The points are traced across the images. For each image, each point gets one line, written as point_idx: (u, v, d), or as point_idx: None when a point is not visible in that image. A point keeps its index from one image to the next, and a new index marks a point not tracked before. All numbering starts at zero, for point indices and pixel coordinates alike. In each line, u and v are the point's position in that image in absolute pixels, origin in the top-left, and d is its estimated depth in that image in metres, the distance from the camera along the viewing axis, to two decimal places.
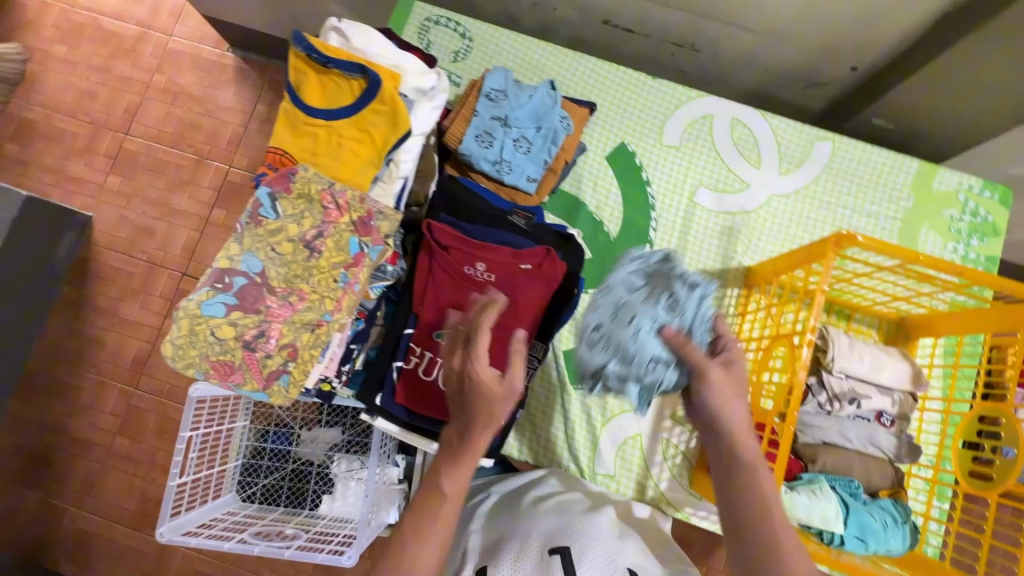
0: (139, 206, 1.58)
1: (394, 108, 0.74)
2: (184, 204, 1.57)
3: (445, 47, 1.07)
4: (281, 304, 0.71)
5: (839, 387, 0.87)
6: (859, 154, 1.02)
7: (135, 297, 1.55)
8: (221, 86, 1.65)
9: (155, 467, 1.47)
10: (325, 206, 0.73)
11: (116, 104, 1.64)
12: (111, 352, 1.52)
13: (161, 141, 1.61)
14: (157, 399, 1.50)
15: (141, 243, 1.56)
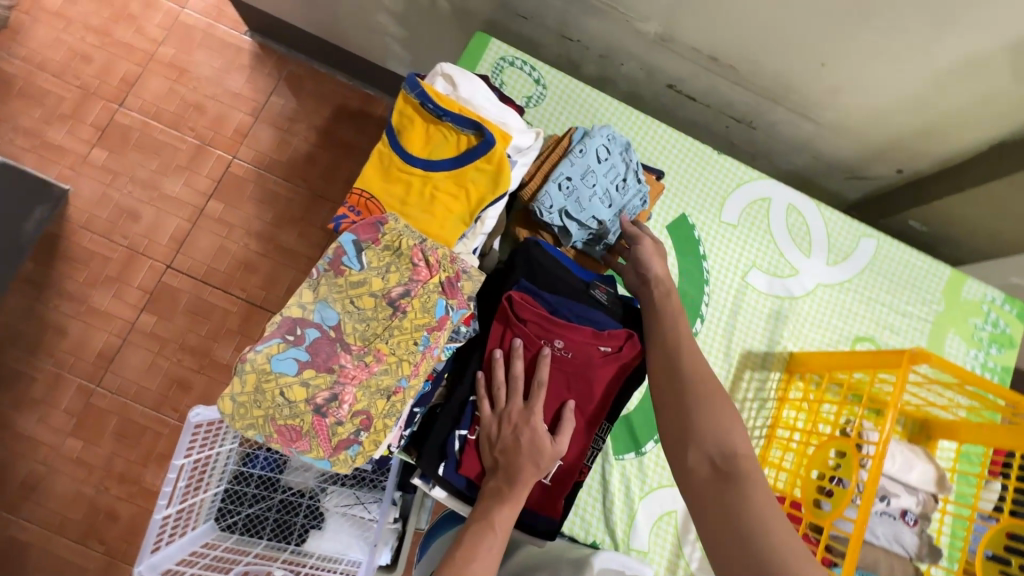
0: (124, 187, 1.40)
1: (497, 170, 0.70)
2: (178, 191, 1.41)
3: (517, 90, 1.04)
4: (356, 364, 0.65)
5: None
6: (900, 254, 1.07)
7: (108, 285, 1.36)
8: (234, 70, 1.49)
9: (109, 481, 1.29)
10: (414, 263, 0.68)
11: (112, 71, 1.45)
12: (71, 348, 1.33)
13: (159, 120, 1.44)
14: (121, 407, 1.32)
15: (125, 227, 1.39)
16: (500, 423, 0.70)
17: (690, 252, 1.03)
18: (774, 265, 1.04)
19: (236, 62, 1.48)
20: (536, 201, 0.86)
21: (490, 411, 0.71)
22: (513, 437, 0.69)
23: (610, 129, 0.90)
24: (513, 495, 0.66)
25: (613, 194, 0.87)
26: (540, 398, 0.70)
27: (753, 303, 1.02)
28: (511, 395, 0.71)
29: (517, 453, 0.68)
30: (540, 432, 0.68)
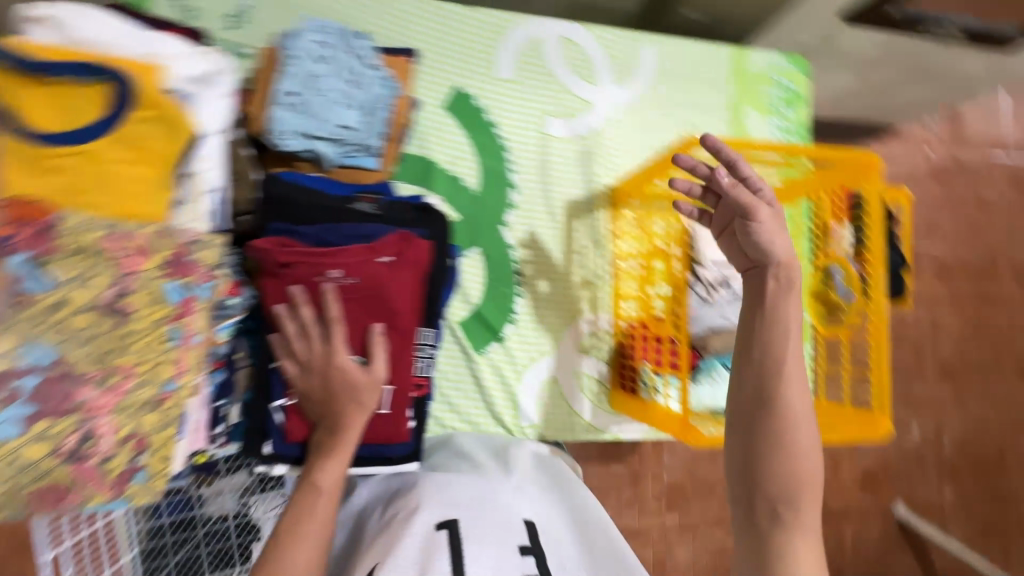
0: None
1: (165, 111, 0.58)
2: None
3: (216, 9, 0.83)
4: (102, 392, 0.55)
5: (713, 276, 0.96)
6: (682, 50, 1.04)
7: None
8: None
9: None
10: (115, 255, 0.56)
11: None
12: None
13: None
14: None
15: None
16: (307, 374, 0.65)
17: (478, 124, 0.95)
18: (566, 106, 1.00)
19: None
20: (269, 132, 0.74)
21: (295, 368, 0.66)
22: (323, 384, 0.65)
23: (322, 21, 0.78)
24: (334, 447, 0.64)
25: (351, 92, 0.77)
26: (339, 335, 0.65)
27: (558, 153, 0.99)
28: (309, 342, 0.65)
29: (337, 392, 0.64)
30: (347, 367, 0.64)
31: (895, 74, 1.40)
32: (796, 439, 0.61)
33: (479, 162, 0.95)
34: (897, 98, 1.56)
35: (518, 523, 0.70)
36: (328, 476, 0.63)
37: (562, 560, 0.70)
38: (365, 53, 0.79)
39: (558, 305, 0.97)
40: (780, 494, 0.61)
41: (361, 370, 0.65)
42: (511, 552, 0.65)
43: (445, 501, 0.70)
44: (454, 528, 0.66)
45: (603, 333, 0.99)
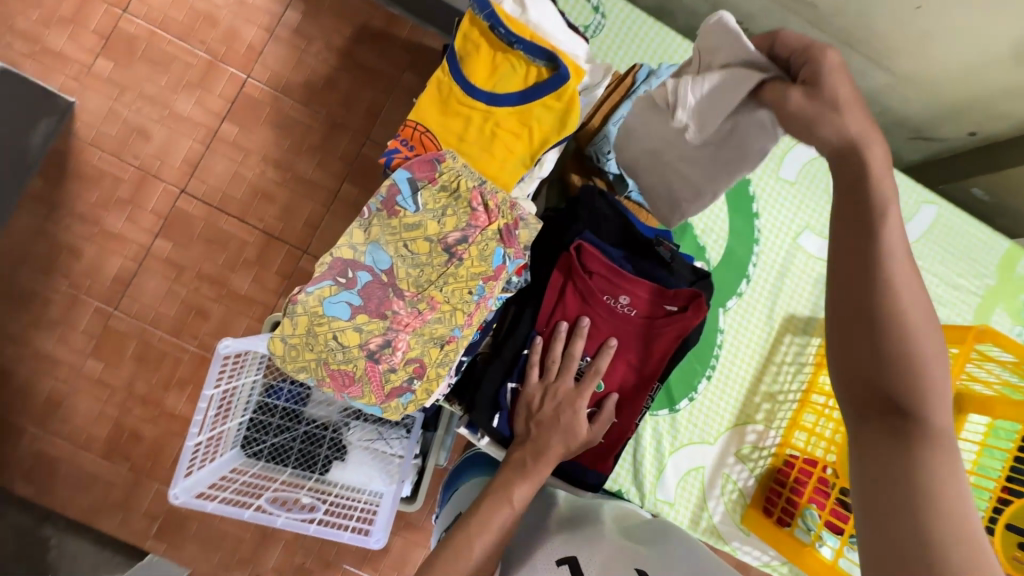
0: (126, 104, 1.12)
1: (567, 108, 0.63)
2: (189, 111, 1.13)
3: (573, 18, 0.93)
4: (409, 311, 0.62)
5: None
6: (959, 223, 1.02)
7: (118, 205, 1.12)
8: None
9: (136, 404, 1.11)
10: (473, 207, 0.63)
11: None
12: (89, 266, 1.11)
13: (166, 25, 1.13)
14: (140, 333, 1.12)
15: (132, 145, 1.13)
16: (545, 392, 0.68)
17: (742, 209, 0.98)
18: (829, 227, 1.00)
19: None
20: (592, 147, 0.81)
21: (537, 379, 0.69)
22: (553, 413, 0.67)
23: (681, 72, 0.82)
24: (531, 470, 0.65)
25: None
26: (588, 385, 0.68)
27: (801, 266, 0.99)
28: (564, 365, 0.68)
29: (563, 423, 0.66)
30: (581, 415, 0.67)
31: None
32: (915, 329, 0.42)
33: (728, 243, 0.97)
34: None
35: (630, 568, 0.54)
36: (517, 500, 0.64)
37: None
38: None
39: (737, 403, 0.97)
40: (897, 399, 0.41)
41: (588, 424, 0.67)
42: None
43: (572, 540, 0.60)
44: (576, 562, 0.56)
45: (765, 450, 0.97)
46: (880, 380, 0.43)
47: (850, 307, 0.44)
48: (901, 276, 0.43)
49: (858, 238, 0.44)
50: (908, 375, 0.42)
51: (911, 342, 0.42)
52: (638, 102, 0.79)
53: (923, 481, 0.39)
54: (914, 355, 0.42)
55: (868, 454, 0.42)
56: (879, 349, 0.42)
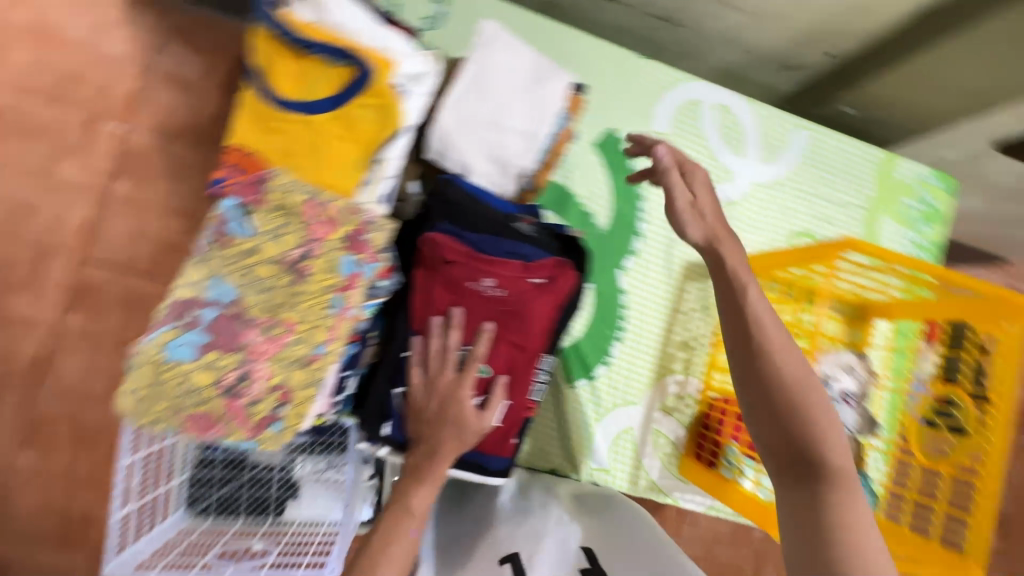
0: (4, 180, 1.02)
1: (383, 102, 0.63)
2: (72, 174, 1.04)
3: (416, 11, 0.92)
4: (264, 338, 0.60)
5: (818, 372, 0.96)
6: (835, 142, 1.04)
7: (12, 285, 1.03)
8: None
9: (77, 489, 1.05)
10: (309, 221, 0.62)
11: None
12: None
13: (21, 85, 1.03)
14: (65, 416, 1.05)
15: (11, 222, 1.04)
16: (429, 389, 0.67)
17: (621, 169, 0.98)
18: (709, 170, 1.01)
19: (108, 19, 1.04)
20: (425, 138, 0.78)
21: (419, 378, 0.68)
22: (439, 408, 0.66)
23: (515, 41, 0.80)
24: (428, 471, 0.64)
25: (525, 115, 0.80)
26: (470, 373, 0.67)
27: None
28: (445, 361, 0.67)
29: (450, 416, 0.66)
30: (467, 408, 0.66)
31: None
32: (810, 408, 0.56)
33: (614, 205, 0.98)
34: None
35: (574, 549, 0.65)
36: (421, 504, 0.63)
37: None
38: (551, 79, 0.81)
39: (653, 358, 0.98)
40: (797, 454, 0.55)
41: (477, 413, 0.66)
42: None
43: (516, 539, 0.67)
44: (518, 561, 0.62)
45: (690, 399, 0.98)
46: (793, 440, 0.55)
47: (765, 407, 0.57)
48: (789, 366, 0.58)
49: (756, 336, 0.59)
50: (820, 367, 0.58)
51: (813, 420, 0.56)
52: (470, 86, 0.78)
53: (830, 515, 0.51)
54: (816, 419, 0.56)
55: (789, 506, 0.54)
56: (783, 418, 0.56)
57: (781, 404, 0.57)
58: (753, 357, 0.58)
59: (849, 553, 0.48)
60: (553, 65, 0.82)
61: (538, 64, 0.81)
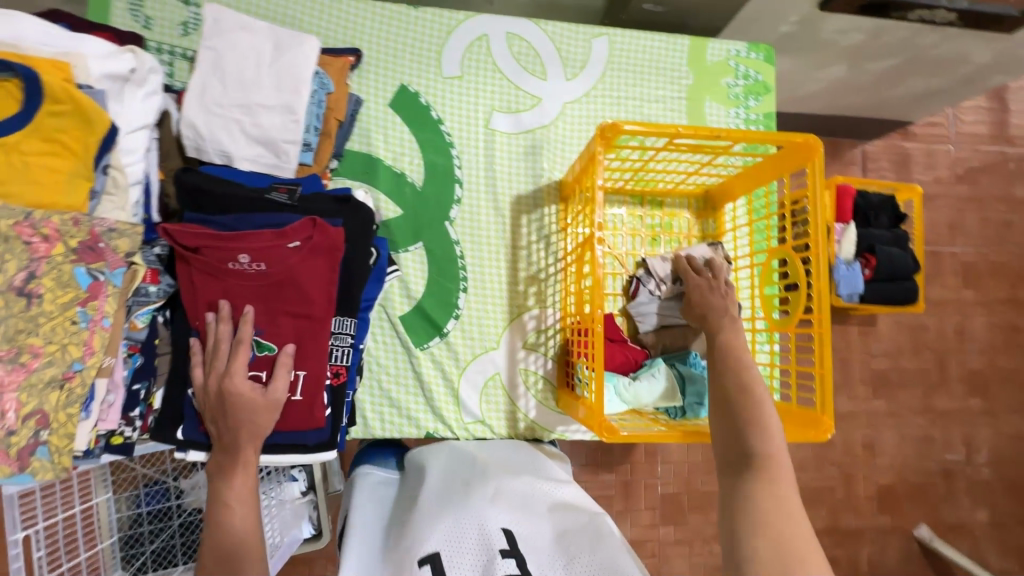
0: None
1: (78, 105, 0.62)
2: None
3: (169, 21, 0.89)
4: (9, 369, 0.59)
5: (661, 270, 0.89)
6: (634, 42, 1.02)
7: None
8: None
9: None
10: (26, 241, 0.60)
11: None
12: None
13: None
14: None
15: None
16: (207, 385, 0.66)
17: (422, 121, 0.97)
18: (513, 101, 1.00)
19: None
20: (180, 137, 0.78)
21: (201, 369, 0.67)
22: (218, 398, 0.65)
23: (247, 22, 0.80)
24: (229, 460, 0.64)
25: (277, 88, 0.79)
26: (239, 357, 0.66)
27: (504, 148, 0.99)
28: (215, 358, 0.66)
29: (234, 412, 0.64)
30: (243, 389, 0.65)
31: (887, 63, 1.33)
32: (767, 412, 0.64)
33: (424, 158, 0.96)
34: (898, 90, 1.49)
35: (495, 531, 0.60)
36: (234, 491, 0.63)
37: (544, 571, 0.57)
38: (291, 49, 0.80)
39: (505, 300, 0.96)
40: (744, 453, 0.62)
41: (258, 393, 0.65)
42: (491, 563, 0.56)
43: (442, 530, 0.60)
44: (437, 560, 0.57)
45: (551, 330, 0.97)
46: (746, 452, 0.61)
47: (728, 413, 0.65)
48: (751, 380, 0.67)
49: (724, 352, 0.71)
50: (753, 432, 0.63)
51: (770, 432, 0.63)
52: (207, 78, 0.78)
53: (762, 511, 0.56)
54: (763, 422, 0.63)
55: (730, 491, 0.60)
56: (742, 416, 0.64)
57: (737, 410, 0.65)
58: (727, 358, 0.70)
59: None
60: (292, 35, 0.81)
61: (279, 37, 0.81)
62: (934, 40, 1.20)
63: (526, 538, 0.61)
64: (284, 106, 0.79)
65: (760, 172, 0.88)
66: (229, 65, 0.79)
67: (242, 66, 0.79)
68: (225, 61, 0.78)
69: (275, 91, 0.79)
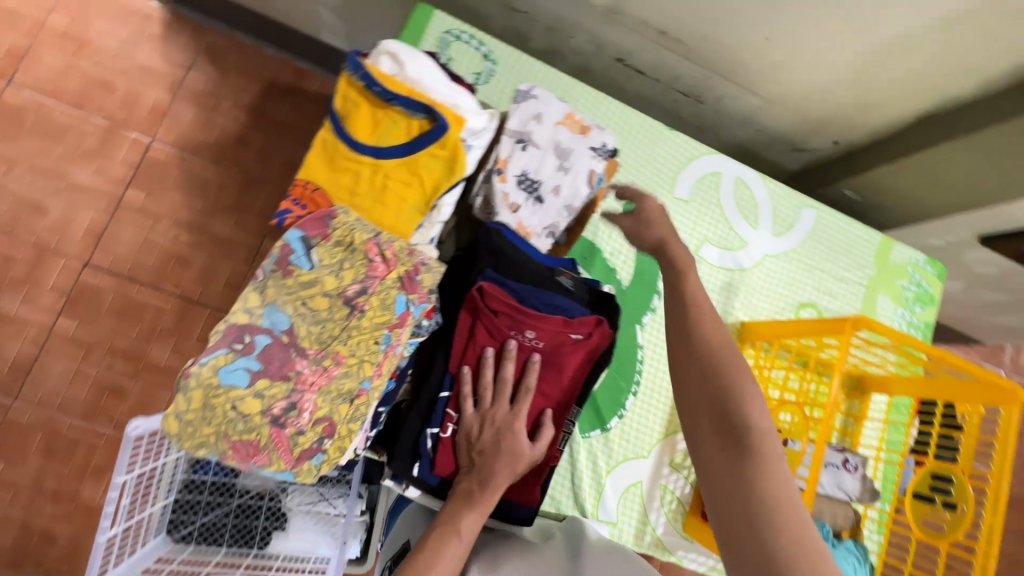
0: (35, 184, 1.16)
1: (452, 155, 0.67)
2: (89, 180, 1.22)
3: (466, 66, 0.99)
4: (314, 368, 0.61)
5: (599, 153, 0.87)
6: (838, 222, 1.13)
7: (18, 287, 1.17)
8: (154, 48, 1.28)
9: (43, 495, 1.14)
10: (370, 258, 0.64)
11: (40, 63, 1.23)
12: None
13: (78, 105, 1.23)
14: (42, 416, 1.15)
15: (31, 222, 1.19)
16: (483, 420, 0.69)
17: None
18: (725, 238, 1.07)
19: (147, 33, 1.28)
20: (472, 208, 0.83)
21: (472, 410, 0.70)
22: (493, 440, 0.68)
23: (549, 100, 0.86)
24: (478, 500, 0.65)
25: (564, 170, 0.84)
26: (524, 404, 0.70)
27: (705, 276, 1.06)
28: (498, 397, 0.70)
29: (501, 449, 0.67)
30: (520, 438, 0.68)
31: (1001, 298, 1.44)
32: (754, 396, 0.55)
33: (636, 262, 1.02)
34: (992, 319, 1.60)
35: None
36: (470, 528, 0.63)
37: None
38: (574, 151, 0.85)
39: (665, 414, 1.01)
40: (724, 415, 0.54)
41: (532, 447, 0.69)
42: None
43: None
44: None
45: None
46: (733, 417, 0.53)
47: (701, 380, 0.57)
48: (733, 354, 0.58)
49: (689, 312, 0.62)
50: (744, 421, 0.53)
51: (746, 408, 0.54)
52: (510, 147, 0.82)
53: (762, 489, 0.49)
54: (749, 410, 0.54)
55: (722, 473, 0.52)
56: (714, 382, 0.56)
57: (727, 398, 0.55)
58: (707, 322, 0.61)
59: (782, 548, 0.46)
60: (573, 137, 0.86)
61: (575, 121, 0.87)
62: None
63: None
64: (568, 188, 0.85)
65: (935, 386, 0.96)
66: (529, 140, 0.83)
67: (541, 142, 0.84)
68: (527, 135, 0.83)
69: (564, 171, 0.84)
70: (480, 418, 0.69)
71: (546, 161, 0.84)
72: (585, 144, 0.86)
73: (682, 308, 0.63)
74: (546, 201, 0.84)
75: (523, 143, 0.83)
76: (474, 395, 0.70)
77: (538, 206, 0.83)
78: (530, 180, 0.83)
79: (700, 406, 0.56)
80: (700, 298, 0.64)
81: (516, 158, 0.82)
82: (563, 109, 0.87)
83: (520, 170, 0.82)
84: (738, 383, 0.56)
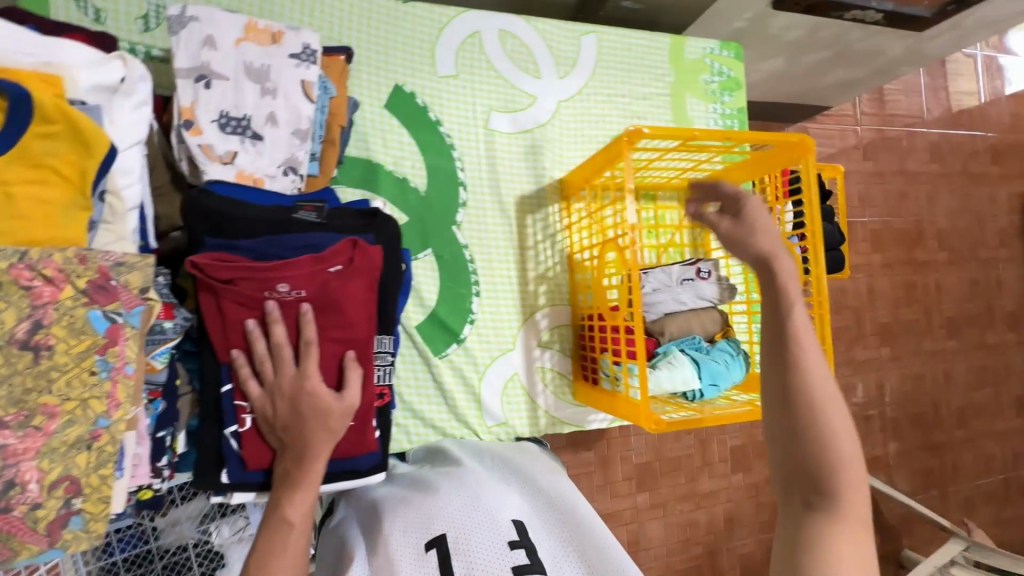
0: None
1: (72, 122, 0.53)
2: None
3: (124, 14, 0.78)
4: (21, 436, 0.51)
5: (303, 56, 0.73)
6: (621, 39, 1.05)
7: None
8: None
9: None
10: (26, 286, 0.51)
11: None
12: None
13: None
14: None
15: None
16: (275, 392, 0.62)
17: (421, 123, 0.93)
18: (510, 100, 0.98)
19: None
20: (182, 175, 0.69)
21: (259, 388, 0.62)
22: (291, 409, 0.62)
23: (217, 15, 0.70)
24: (300, 477, 0.61)
25: (272, 95, 0.71)
26: (312, 358, 0.63)
27: (505, 148, 0.98)
28: (280, 364, 0.62)
29: (305, 411, 0.61)
30: (319, 393, 0.61)
31: (823, 56, 1.42)
32: (835, 416, 0.50)
33: (426, 160, 0.93)
34: (825, 79, 1.58)
35: (505, 521, 0.69)
36: (298, 508, 0.60)
37: (554, 555, 0.67)
38: (272, 66, 0.71)
39: (517, 300, 0.97)
40: (810, 482, 0.49)
41: (336, 399, 0.62)
42: (502, 552, 0.65)
43: (455, 517, 0.69)
44: (443, 544, 0.66)
45: (563, 326, 0.99)
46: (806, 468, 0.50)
47: (775, 388, 0.52)
48: (812, 373, 0.51)
49: (777, 345, 0.52)
50: (830, 476, 0.49)
51: (828, 418, 0.50)
52: (191, 92, 0.67)
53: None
54: (839, 441, 0.49)
55: (789, 532, 0.50)
56: (794, 421, 0.50)
57: (802, 457, 0.50)
58: (780, 335, 0.52)
59: None
60: (265, 50, 0.71)
61: (261, 31, 0.72)
62: (861, 36, 1.29)
63: (536, 527, 0.71)
64: (286, 113, 0.72)
65: (750, 166, 0.95)
66: (212, 75, 0.68)
67: (228, 72, 0.69)
68: (206, 69, 0.68)
69: (272, 95, 0.71)
70: (270, 392, 0.62)
71: (244, 93, 0.70)
72: (281, 53, 0.72)
73: (776, 345, 0.52)
74: (267, 138, 0.71)
75: (205, 81, 0.68)
76: (256, 370, 0.62)
77: (259, 148, 0.70)
78: (235, 121, 0.69)
79: (780, 453, 0.52)
80: (789, 304, 0.53)
81: (204, 102, 0.68)
82: (239, 20, 0.71)
83: (215, 114, 0.68)
84: (825, 417, 0.49)
